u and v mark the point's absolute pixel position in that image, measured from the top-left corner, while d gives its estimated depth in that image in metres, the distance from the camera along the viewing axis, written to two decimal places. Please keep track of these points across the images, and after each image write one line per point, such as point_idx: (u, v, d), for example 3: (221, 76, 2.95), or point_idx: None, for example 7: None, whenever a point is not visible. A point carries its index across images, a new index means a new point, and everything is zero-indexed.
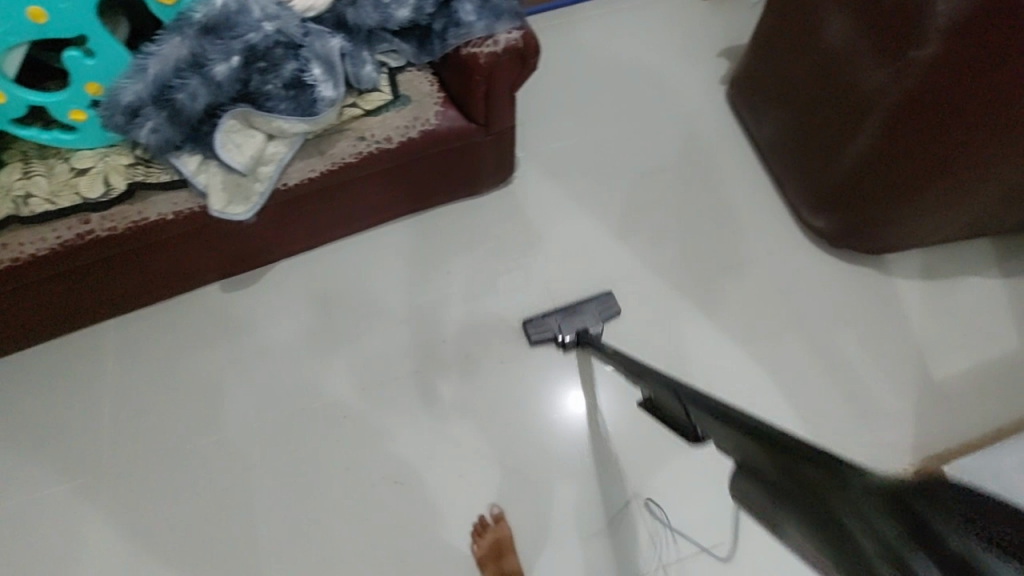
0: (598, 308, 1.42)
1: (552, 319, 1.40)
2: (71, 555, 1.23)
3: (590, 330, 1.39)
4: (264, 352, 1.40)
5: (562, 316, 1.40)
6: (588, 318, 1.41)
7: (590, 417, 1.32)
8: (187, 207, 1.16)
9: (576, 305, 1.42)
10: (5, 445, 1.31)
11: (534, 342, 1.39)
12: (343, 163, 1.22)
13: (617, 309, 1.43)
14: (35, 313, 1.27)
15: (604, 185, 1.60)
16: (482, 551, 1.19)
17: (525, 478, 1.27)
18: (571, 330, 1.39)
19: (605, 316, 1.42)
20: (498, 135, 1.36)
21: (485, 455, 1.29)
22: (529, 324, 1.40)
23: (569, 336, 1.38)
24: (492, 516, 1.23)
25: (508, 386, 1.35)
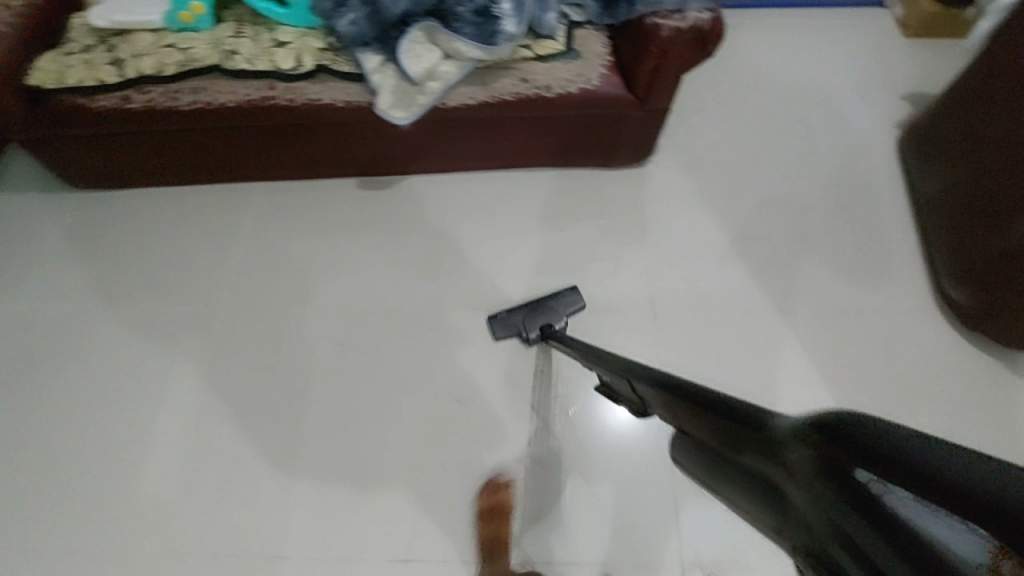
0: (561, 304, 1.39)
1: (518, 315, 1.40)
2: (173, 361, 1.41)
3: (555, 325, 1.36)
4: (376, 248, 1.52)
5: (526, 315, 1.39)
6: (552, 314, 1.38)
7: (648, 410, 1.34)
8: (357, 99, 1.26)
9: (542, 303, 1.40)
10: (150, 258, 1.53)
11: (499, 337, 1.40)
12: (500, 99, 1.28)
13: (581, 304, 1.40)
14: (205, 157, 1.45)
15: (736, 192, 1.57)
16: (480, 508, 1.24)
17: (572, 440, 1.31)
18: (537, 325, 1.37)
19: (568, 312, 1.39)
20: (650, 113, 1.36)
21: (541, 406, 1.35)
22: (494, 323, 1.40)
23: (532, 333, 1.37)
24: (500, 481, 1.27)
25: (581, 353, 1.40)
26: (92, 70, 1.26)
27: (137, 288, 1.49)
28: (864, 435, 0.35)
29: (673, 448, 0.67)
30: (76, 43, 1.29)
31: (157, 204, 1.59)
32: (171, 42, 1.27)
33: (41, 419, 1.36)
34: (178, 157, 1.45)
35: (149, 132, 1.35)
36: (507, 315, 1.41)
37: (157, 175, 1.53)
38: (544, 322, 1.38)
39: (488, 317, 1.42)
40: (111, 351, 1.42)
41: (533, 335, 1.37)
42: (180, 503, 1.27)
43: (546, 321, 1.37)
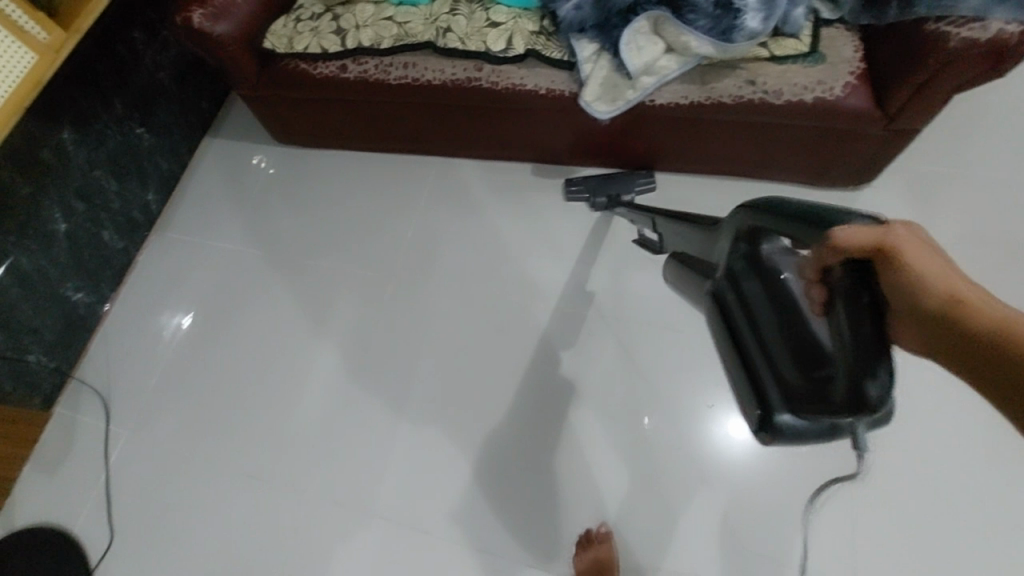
0: (632, 179, 1.42)
1: (591, 182, 1.45)
2: (343, 321, 1.50)
3: (622, 196, 1.41)
4: (544, 242, 1.48)
5: (597, 182, 1.45)
6: (622, 187, 1.42)
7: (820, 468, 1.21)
8: (561, 88, 1.21)
9: (614, 174, 1.44)
10: (334, 218, 1.62)
11: (569, 198, 1.48)
12: (717, 101, 1.15)
13: (650, 182, 1.41)
14: (399, 128, 1.49)
15: (975, 238, 1.32)
16: (583, 565, 1.16)
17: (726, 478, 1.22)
18: (605, 195, 1.43)
19: (637, 189, 1.42)
20: (895, 134, 1.15)
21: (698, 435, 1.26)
22: (569, 184, 1.46)
23: (600, 199, 1.42)
24: (599, 533, 1.19)
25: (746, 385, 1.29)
26: (317, 38, 1.32)
27: (320, 245, 1.60)
28: (786, 213, 0.63)
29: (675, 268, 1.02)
30: (306, 10, 1.36)
31: (344, 167, 1.68)
32: (390, 16, 1.29)
33: (231, 351, 1.52)
34: (373, 124, 1.50)
35: (354, 100, 1.41)
36: (581, 182, 1.47)
37: (351, 140, 1.61)
38: (613, 192, 1.43)
39: (564, 182, 1.50)
40: (293, 301, 1.55)
41: (601, 200, 1.42)
42: (334, 451, 1.37)
43: (617, 193, 1.42)
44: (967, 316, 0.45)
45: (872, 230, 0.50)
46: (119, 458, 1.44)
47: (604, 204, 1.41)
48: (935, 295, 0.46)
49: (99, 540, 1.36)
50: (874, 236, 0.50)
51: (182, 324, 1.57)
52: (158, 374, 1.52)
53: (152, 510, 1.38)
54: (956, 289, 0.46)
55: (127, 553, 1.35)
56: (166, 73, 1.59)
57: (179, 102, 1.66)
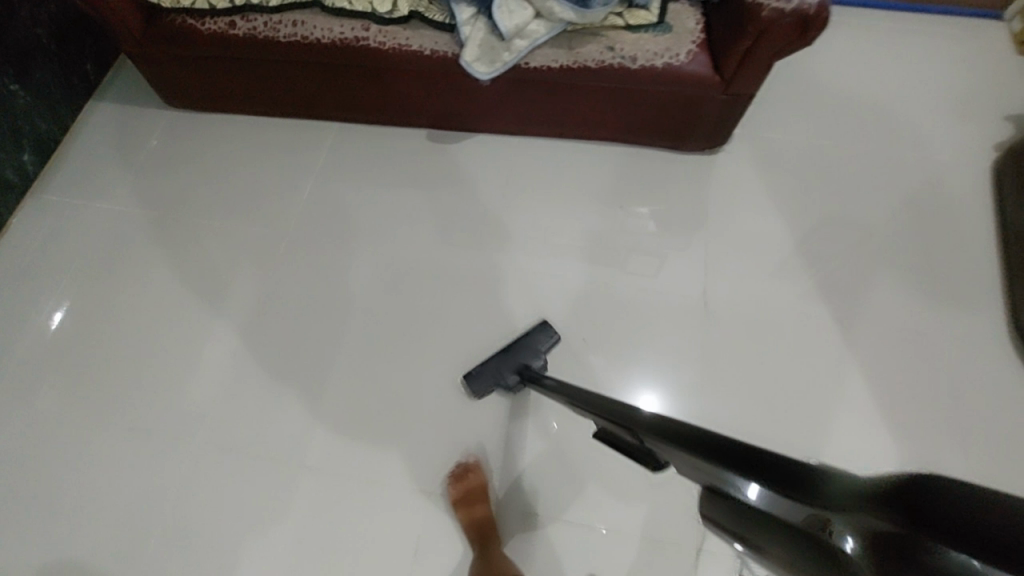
0: (535, 343, 1.33)
1: (492, 366, 1.31)
2: (234, 279, 1.49)
3: (533, 364, 1.30)
4: (437, 199, 1.55)
5: (499, 362, 1.31)
6: (529, 353, 1.31)
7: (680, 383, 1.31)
8: (444, 49, 1.30)
9: (514, 345, 1.33)
10: (230, 180, 1.62)
11: (478, 395, 1.30)
12: (583, 65, 1.28)
13: (555, 337, 1.34)
14: (294, 91, 1.53)
15: (808, 193, 1.53)
16: (455, 494, 1.21)
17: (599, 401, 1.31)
18: (514, 368, 1.30)
19: (546, 348, 1.33)
20: (733, 99, 1.33)
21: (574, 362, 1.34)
22: (469, 381, 1.30)
23: (512, 378, 1.29)
24: (468, 464, 1.25)
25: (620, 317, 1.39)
26: None
27: (214, 206, 1.59)
28: (937, 510, 0.35)
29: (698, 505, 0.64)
30: None
31: (242, 131, 1.68)
32: None
33: (114, 312, 1.46)
34: (269, 87, 1.53)
35: (247, 59, 1.43)
36: (480, 371, 1.31)
37: (247, 104, 1.63)
38: (521, 364, 1.30)
39: (462, 377, 1.33)
40: (183, 260, 1.52)
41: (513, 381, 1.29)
42: (222, 405, 1.35)
43: (526, 363, 1.30)
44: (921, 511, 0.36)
45: None
46: None
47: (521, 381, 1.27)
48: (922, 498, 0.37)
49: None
50: None
51: (52, 325, 1.45)
52: (32, 336, 1.44)
53: (20, 473, 1.30)
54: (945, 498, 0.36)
55: None
56: (43, 29, 1.52)
57: (58, 59, 1.59)
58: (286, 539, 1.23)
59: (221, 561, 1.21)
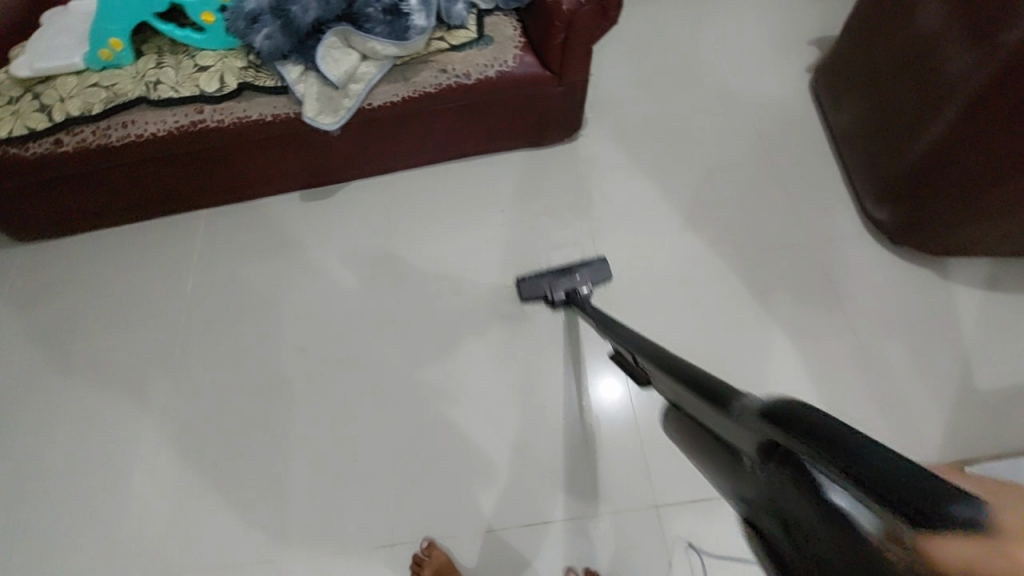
0: (592, 270, 1.40)
1: (544, 278, 1.39)
2: (135, 395, 1.41)
3: (581, 289, 1.37)
4: (325, 255, 1.54)
5: (553, 278, 1.39)
6: (580, 278, 1.39)
7: (599, 360, 1.36)
8: (284, 111, 1.31)
9: (569, 268, 1.40)
10: (105, 296, 1.53)
11: (525, 300, 1.40)
12: (424, 92, 1.33)
13: (609, 271, 1.40)
14: (149, 190, 1.48)
15: (666, 152, 1.64)
16: None
17: (533, 399, 1.32)
18: (562, 287, 1.37)
19: (598, 278, 1.40)
20: (570, 87, 1.42)
21: (501, 369, 1.36)
22: (520, 283, 1.41)
23: (558, 295, 1.37)
24: (425, 550, 1.17)
25: (532, 314, 1.42)
26: (19, 119, 1.27)
27: (94, 329, 1.50)
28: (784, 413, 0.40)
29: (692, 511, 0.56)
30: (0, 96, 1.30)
31: (106, 244, 1.60)
32: (95, 82, 1.29)
33: (9, 469, 1.34)
34: (121, 194, 1.47)
35: (87, 172, 1.37)
36: (533, 279, 1.41)
37: (105, 217, 1.56)
38: (570, 286, 1.38)
39: (515, 281, 1.44)
40: (74, 393, 1.42)
41: (559, 297, 1.37)
42: (151, 529, 1.26)
43: (573, 286, 1.38)
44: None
45: (940, 507, 0.28)
46: None
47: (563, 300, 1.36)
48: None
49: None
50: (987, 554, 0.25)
51: None
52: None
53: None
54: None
55: None
56: None
57: None
58: None
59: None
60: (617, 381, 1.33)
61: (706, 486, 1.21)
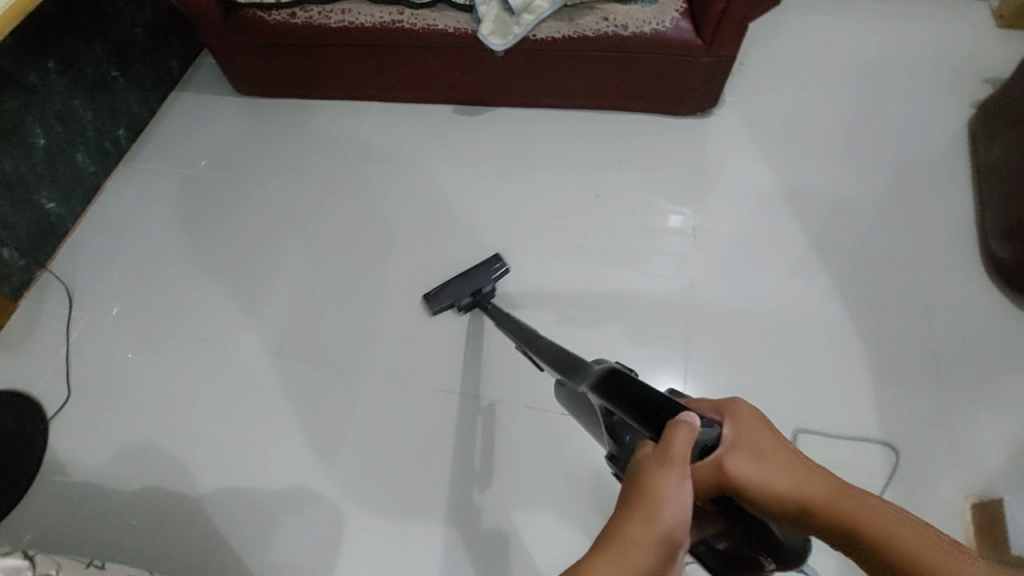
0: (486, 267, 1.49)
1: (448, 289, 1.48)
2: (284, 224, 1.71)
3: (484, 288, 1.47)
4: (460, 159, 1.78)
5: (457, 286, 1.48)
6: (480, 279, 1.47)
7: (669, 307, 1.46)
8: (465, 27, 1.55)
9: (468, 272, 1.49)
10: (283, 146, 1.87)
11: (436, 312, 1.48)
12: (583, 35, 1.50)
13: (506, 265, 1.50)
14: (342, 73, 1.80)
15: (793, 147, 1.68)
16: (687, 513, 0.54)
17: (599, 319, 1.46)
18: (468, 292, 1.46)
19: (496, 276, 1.49)
20: (716, 60, 1.52)
21: (577, 289, 1.51)
22: (428, 298, 1.47)
23: (465, 300, 1.46)
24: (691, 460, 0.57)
25: (618, 253, 1.56)
26: None
27: (269, 168, 1.83)
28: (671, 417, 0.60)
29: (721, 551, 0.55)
30: None
31: (295, 108, 1.94)
32: None
33: (184, 252, 1.69)
34: (320, 72, 1.81)
35: (304, 45, 1.71)
36: (439, 291, 1.48)
37: (302, 90, 1.91)
38: (474, 287, 1.47)
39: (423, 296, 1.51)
40: (244, 211, 1.75)
41: (466, 302, 1.46)
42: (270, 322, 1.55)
43: (477, 287, 1.47)
44: (837, 530, 0.47)
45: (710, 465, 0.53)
46: (78, 337, 1.55)
47: (470, 302, 1.45)
48: (788, 495, 0.49)
49: (47, 412, 1.44)
50: (714, 477, 0.52)
51: (124, 269, 1.67)
52: (114, 275, 1.65)
53: (100, 387, 1.47)
54: (803, 489, 0.49)
55: (73, 420, 1.43)
56: (141, 30, 1.82)
57: (150, 58, 1.88)
58: (326, 444, 1.37)
59: (269, 465, 1.35)
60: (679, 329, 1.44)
61: None
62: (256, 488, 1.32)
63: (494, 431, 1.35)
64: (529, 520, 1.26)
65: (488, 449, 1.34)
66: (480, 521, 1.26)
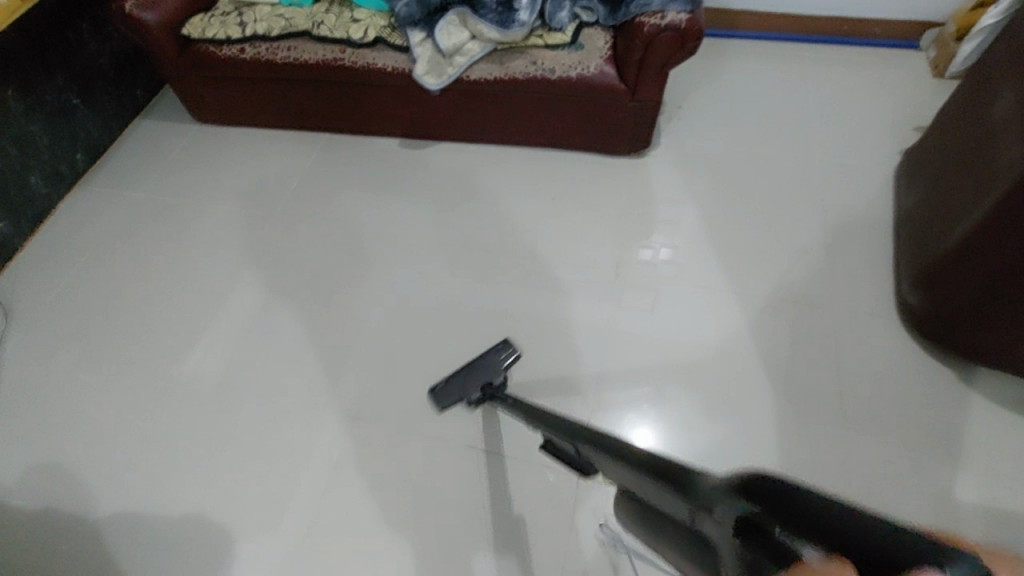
0: (496, 356, 1.30)
1: (456, 381, 1.28)
2: (221, 246, 1.73)
3: (495, 381, 1.26)
4: (399, 189, 1.80)
5: (465, 379, 1.28)
6: (490, 372, 1.27)
7: (586, 342, 1.46)
8: (403, 66, 1.61)
9: (476, 362, 1.31)
10: (231, 171, 1.90)
11: (442, 409, 1.26)
12: (513, 77, 1.55)
13: (516, 351, 1.32)
14: (293, 106, 1.87)
15: (724, 189, 1.71)
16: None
17: (516, 353, 1.46)
18: (477, 387, 1.26)
19: (507, 364, 1.30)
20: (643, 104, 1.57)
21: (498, 321, 1.52)
22: (434, 394, 1.26)
23: (473, 395, 1.25)
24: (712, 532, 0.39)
25: (542, 286, 1.57)
26: (223, 28, 1.69)
27: (216, 191, 1.87)
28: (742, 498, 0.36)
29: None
30: (218, 9, 1.74)
31: (248, 136, 1.99)
32: (281, 13, 1.69)
33: (121, 271, 1.71)
34: (273, 104, 1.88)
35: (255, 78, 1.78)
36: (446, 385, 1.28)
37: (257, 121, 1.98)
38: (483, 380, 1.27)
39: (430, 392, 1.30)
40: (185, 232, 1.78)
41: (476, 397, 1.24)
42: (194, 344, 1.56)
43: (484, 380, 1.27)
44: None
45: None
46: (9, 352, 1.58)
47: (480, 398, 1.23)
48: None
49: None
50: None
51: (62, 287, 1.70)
52: (51, 292, 1.69)
53: (21, 404, 1.49)
54: None
55: None
56: (106, 61, 1.91)
57: (114, 87, 1.97)
58: (234, 470, 1.37)
59: (174, 488, 1.35)
60: (594, 365, 1.43)
61: None
62: (158, 512, 1.33)
63: (401, 462, 1.35)
64: (423, 556, 1.24)
65: (393, 480, 1.33)
66: (375, 554, 1.25)
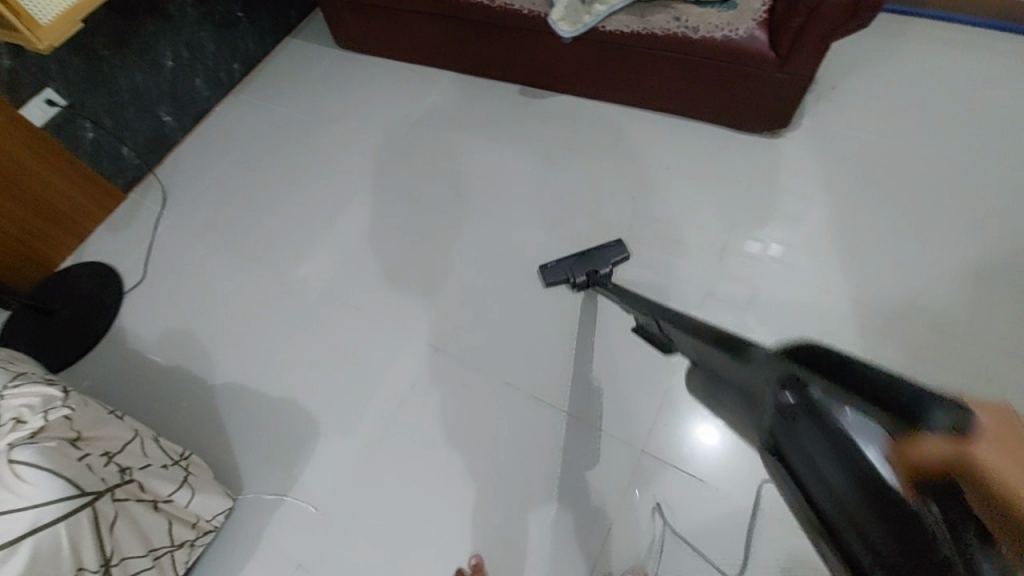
0: (607, 253, 1.50)
1: (565, 263, 1.51)
2: (342, 167, 1.85)
3: (600, 270, 1.48)
4: (513, 135, 1.81)
5: (574, 263, 1.50)
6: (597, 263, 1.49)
7: None
8: (539, 9, 1.57)
9: (589, 254, 1.51)
10: (361, 97, 2.01)
11: (547, 285, 1.51)
12: (651, 32, 1.47)
13: (626, 254, 1.51)
14: (426, 40, 1.91)
15: (863, 185, 1.54)
16: None
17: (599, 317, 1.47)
18: (582, 271, 1.48)
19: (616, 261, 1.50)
20: (790, 77, 1.43)
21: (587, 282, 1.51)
22: (546, 270, 1.51)
23: (578, 278, 1.47)
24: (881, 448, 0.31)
25: (639, 255, 1.53)
26: None
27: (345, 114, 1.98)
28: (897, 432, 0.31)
29: (873, 534, 0.32)
30: None
31: (380, 65, 2.08)
32: None
33: (256, 176, 1.90)
34: (407, 36, 1.93)
35: (395, 9, 1.83)
36: (556, 265, 1.51)
37: (390, 51, 2.05)
38: (590, 268, 1.49)
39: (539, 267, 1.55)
40: (313, 149, 1.92)
41: (579, 280, 1.47)
42: (308, 251, 1.71)
43: (592, 268, 1.48)
44: None
45: None
46: (161, 230, 1.83)
47: (585, 282, 1.46)
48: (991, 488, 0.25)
49: (125, 285, 1.73)
50: None
51: (208, 182, 1.91)
52: (199, 185, 1.91)
53: (165, 276, 1.73)
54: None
55: (141, 297, 1.70)
56: None
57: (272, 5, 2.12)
58: (325, 369, 1.51)
59: (274, 374, 1.52)
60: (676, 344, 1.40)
61: (700, 464, 1.27)
62: (259, 391, 1.50)
63: (470, 396, 1.42)
64: (481, 486, 1.32)
65: (460, 409, 1.41)
66: (437, 473, 1.34)
